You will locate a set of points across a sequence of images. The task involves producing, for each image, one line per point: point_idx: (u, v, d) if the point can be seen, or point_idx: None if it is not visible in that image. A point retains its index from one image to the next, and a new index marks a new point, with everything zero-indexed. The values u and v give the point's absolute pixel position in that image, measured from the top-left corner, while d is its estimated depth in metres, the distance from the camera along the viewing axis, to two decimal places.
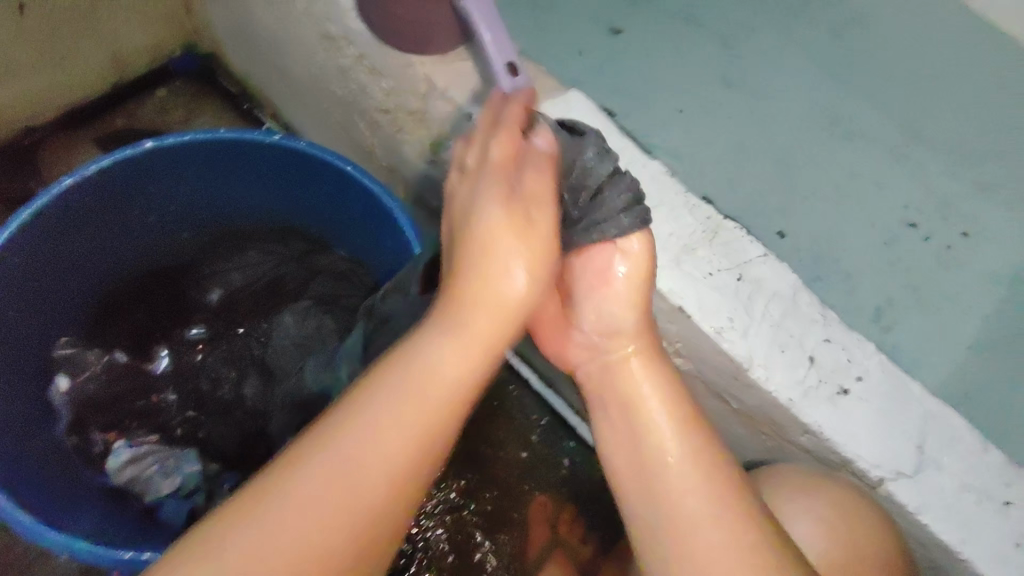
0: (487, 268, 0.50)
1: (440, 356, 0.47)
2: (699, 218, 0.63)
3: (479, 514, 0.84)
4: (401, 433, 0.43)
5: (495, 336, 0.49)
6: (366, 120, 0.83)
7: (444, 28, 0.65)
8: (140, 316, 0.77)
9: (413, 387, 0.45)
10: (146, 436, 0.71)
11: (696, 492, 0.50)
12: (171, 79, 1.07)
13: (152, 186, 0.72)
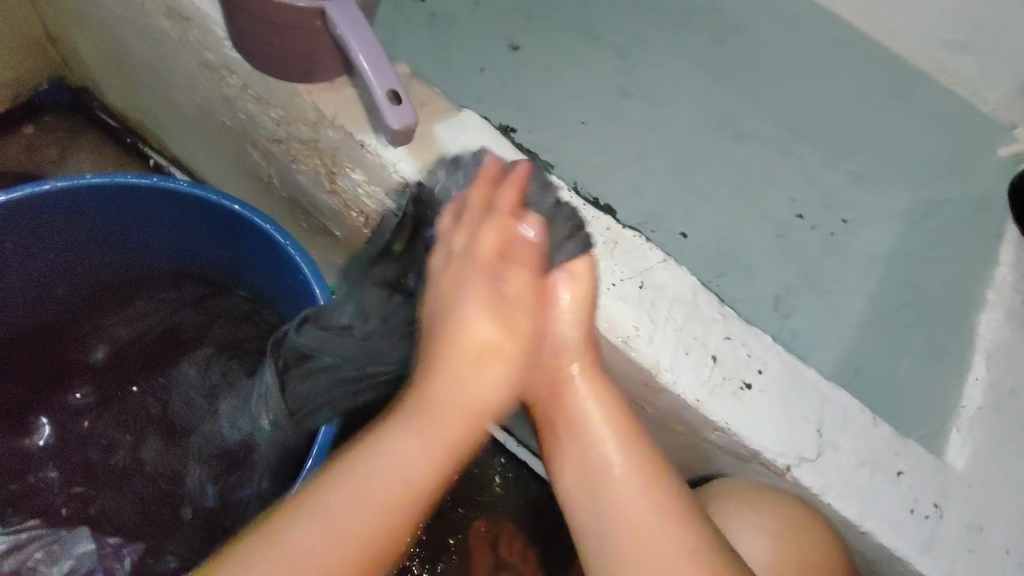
0: (456, 346, 0.53)
1: (409, 450, 0.47)
2: (598, 230, 0.65)
3: (416, 546, 0.81)
4: (364, 520, 0.44)
5: (468, 425, 0.50)
6: (258, 150, 0.80)
7: (326, 55, 0.62)
8: (13, 386, 0.73)
9: (397, 458, 0.47)
10: (26, 521, 0.68)
11: (637, 500, 0.53)
12: (41, 114, 0.99)
13: (11, 244, 0.65)
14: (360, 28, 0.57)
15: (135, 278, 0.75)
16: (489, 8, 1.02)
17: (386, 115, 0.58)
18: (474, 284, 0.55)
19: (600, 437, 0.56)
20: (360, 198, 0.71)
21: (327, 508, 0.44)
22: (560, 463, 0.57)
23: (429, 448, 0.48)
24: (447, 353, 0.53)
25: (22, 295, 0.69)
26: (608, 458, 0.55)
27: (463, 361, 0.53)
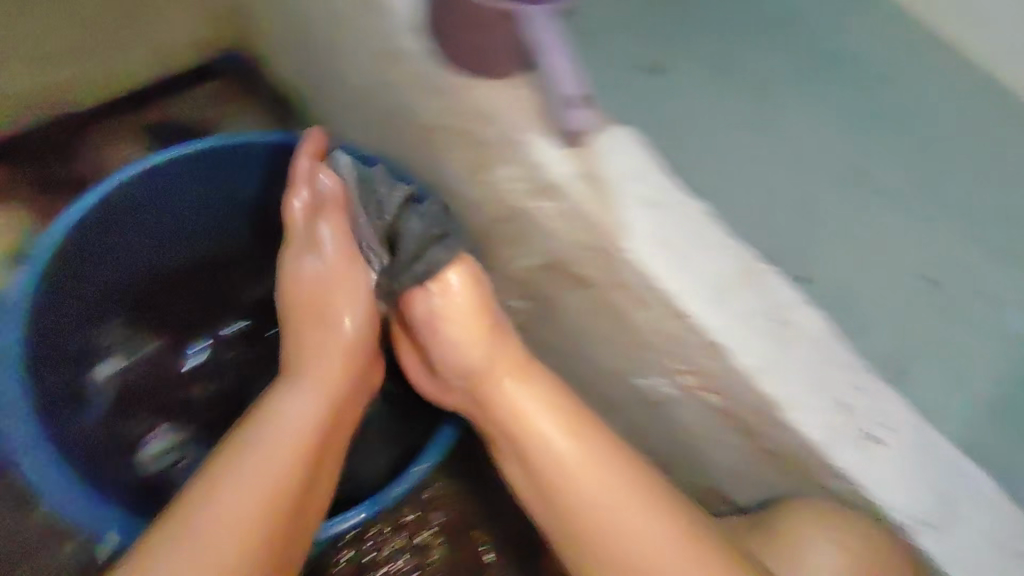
0: (323, 346, 0.67)
1: (301, 407, 0.61)
2: (735, 259, 0.66)
3: (453, 515, 0.90)
4: (262, 480, 0.56)
5: (335, 381, 0.65)
6: (410, 136, 0.84)
7: (506, 52, 0.66)
8: (178, 307, 0.79)
9: (280, 436, 0.58)
10: (182, 428, 0.75)
11: (603, 487, 0.60)
12: (211, 79, 1.04)
13: (212, 183, 0.73)
14: (548, 34, 0.64)
15: (257, 228, 0.79)
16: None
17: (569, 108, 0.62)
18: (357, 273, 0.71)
19: (547, 444, 0.62)
20: (504, 193, 0.73)
21: (228, 498, 0.54)
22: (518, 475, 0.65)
23: (313, 405, 0.62)
24: (318, 351, 0.67)
25: (206, 233, 0.76)
26: (586, 473, 0.60)
27: (332, 348, 0.67)
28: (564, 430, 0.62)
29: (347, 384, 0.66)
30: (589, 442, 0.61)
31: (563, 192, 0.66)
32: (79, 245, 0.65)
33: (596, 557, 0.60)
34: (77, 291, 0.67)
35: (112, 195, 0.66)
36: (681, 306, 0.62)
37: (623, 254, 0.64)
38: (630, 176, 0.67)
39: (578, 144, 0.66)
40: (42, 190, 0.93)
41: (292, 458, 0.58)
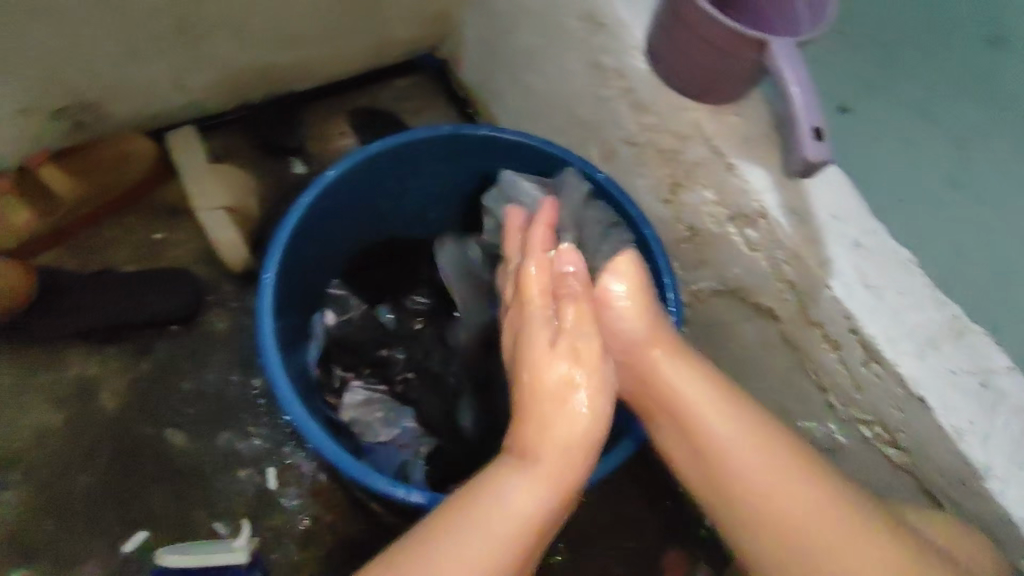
0: (552, 388, 0.50)
1: (523, 497, 0.47)
2: (944, 314, 0.62)
3: (581, 522, 0.88)
4: (506, 547, 0.45)
5: (584, 447, 0.49)
6: (602, 148, 0.85)
7: (737, 79, 0.65)
8: (380, 274, 0.80)
9: (480, 520, 0.46)
10: (376, 384, 0.75)
11: (751, 461, 0.53)
12: (413, 74, 1.09)
13: (438, 165, 0.76)
14: (799, 64, 0.60)
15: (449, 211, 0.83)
16: (838, 62, 0.96)
17: (804, 145, 0.60)
18: (539, 326, 0.52)
19: (705, 417, 0.55)
20: (700, 215, 0.74)
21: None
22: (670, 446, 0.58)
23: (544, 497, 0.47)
24: (530, 395, 0.50)
25: (417, 207, 0.80)
26: (744, 450, 0.53)
27: (535, 383, 0.51)
28: (730, 414, 0.54)
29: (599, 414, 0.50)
30: (734, 411, 0.55)
31: (768, 222, 0.66)
32: (322, 207, 0.70)
33: (744, 525, 0.53)
34: (312, 249, 0.72)
35: (357, 166, 0.70)
36: (883, 356, 0.61)
37: (826, 294, 0.64)
38: (836, 215, 0.65)
39: (809, 176, 0.64)
40: (258, 163, 0.98)
41: (541, 510, 0.47)
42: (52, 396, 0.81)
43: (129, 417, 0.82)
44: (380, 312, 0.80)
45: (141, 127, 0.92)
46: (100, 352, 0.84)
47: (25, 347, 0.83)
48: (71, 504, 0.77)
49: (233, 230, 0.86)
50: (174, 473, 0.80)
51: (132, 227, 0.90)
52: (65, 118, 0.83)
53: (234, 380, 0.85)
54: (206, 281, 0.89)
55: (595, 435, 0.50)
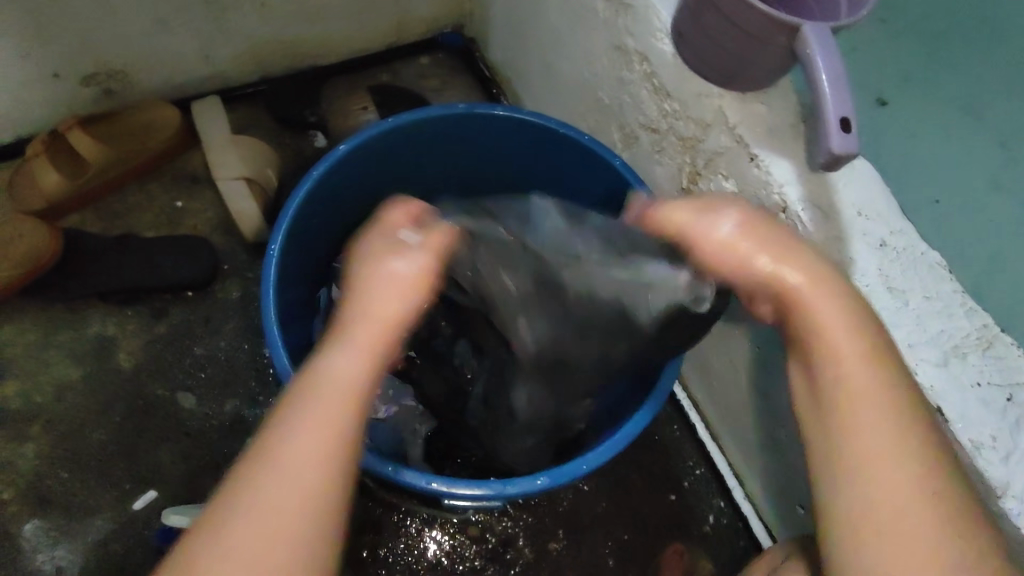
0: (375, 295, 0.48)
1: (339, 366, 0.46)
2: (974, 323, 0.59)
3: (581, 513, 0.87)
4: (301, 473, 0.43)
5: (382, 342, 0.47)
6: (623, 133, 0.83)
7: (765, 66, 0.62)
8: None
9: (310, 398, 0.45)
10: None
11: (890, 457, 0.48)
12: (436, 50, 1.08)
13: (451, 143, 0.76)
14: (831, 50, 0.56)
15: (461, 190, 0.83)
16: (874, 55, 0.93)
17: (830, 138, 0.57)
18: (376, 244, 0.50)
19: (864, 402, 0.49)
20: None
21: (256, 485, 0.43)
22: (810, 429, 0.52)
23: (354, 357, 0.47)
24: (353, 317, 0.48)
25: (429, 185, 0.81)
26: (876, 438, 0.48)
27: (365, 304, 0.48)
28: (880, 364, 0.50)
29: (405, 316, 0.48)
30: (895, 407, 0.49)
31: (789, 216, 0.64)
32: (334, 181, 0.70)
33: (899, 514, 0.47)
34: (323, 221, 0.73)
35: (370, 141, 0.69)
36: (901, 362, 0.58)
37: None
38: (863, 212, 0.61)
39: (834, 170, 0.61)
40: (279, 136, 0.99)
41: (334, 426, 0.45)
42: (71, 354, 0.84)
43: (143, 378, 0.84)
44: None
45: (167, 96, 0.93)
46: (118, 313, 0.86)
47: (48, 305, 0.85)
48: (85, 458, 0.80)
49: (252, 202, 0.87)
50: (183, 434, 0.82)
51: (154, 194, 0.92)
52: (93, 84, 0.86)
53: (245, 348, 0.87)
54: (223, 251, 0.90)
55: (398, 337, 0.48)
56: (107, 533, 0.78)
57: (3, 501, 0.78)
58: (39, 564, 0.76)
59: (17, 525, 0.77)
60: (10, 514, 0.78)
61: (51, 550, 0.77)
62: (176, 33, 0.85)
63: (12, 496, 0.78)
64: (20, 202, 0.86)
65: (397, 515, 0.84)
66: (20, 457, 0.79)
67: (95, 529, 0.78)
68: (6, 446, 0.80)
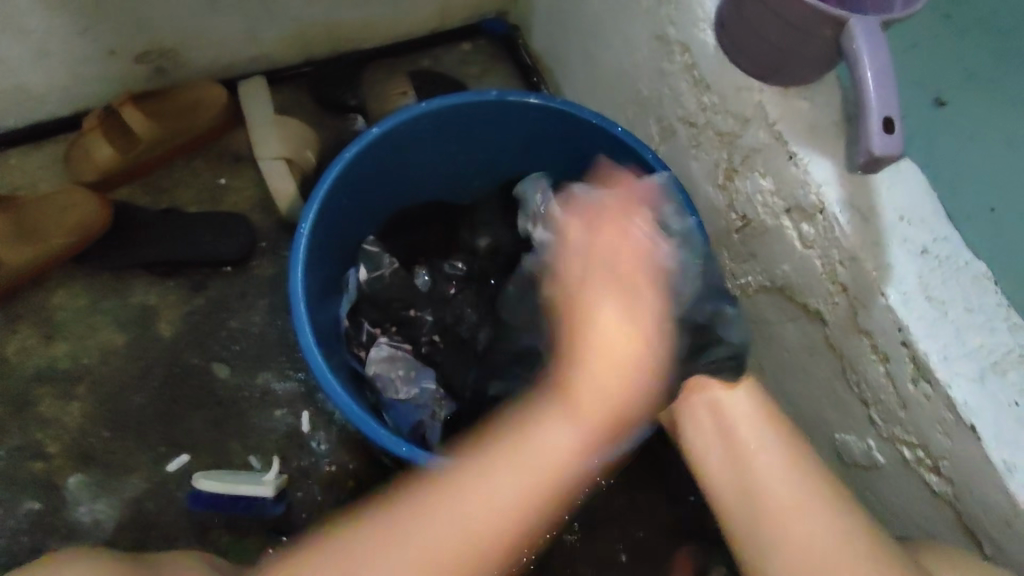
0: (595, 371, 0.48)
1: (561, 436, 0.48)
2: (1019, 339, 0.56)
3: (596, 505, 0.87)
4: (474, 538, 0.45)
5: (607, 417, 0.48)
6: (660, 125, 0.81)
7: (808, 62, 0.59)
8: (418, 236, 0.81)
9: (524, 462, 0.47)
10: (401, 343, 0.77)
11: (784, 481, 0.51)
12: (478, 37, 1.08)
13: (483, 131, 0.76)
14: (880, 46, 0.54)
15: (492, 178, 0.84)
16: (937, 52, 0.88)
17: (871, 138, 0.55)
18: (608, 303, 0.50)
19: (752, 447, 0.54)
20: (754, 205, 0.70)
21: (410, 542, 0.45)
22: (721, 495, 0.54)
23: (577, 436, 0.48)
24: (578, 360, 0.49)
25: (460, 172, 0.82)
26: (780, 478, 0.51)
27: (603, 357, 0.49)
28: (768, 440, 0.54)
29: (634, 390, 0.49)
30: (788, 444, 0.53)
31: (825, 218, 0.61)
32: (365, 164, 0.72)
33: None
34: (353, 203, 0.75)
35: (401, 125, 0.70)
36: (934, 375, 0.56)
37: (879, 301, 0.59)
38: (905, 217, 0.59)
39: (874, 171, 0.58)
40: (320, 117, 1.00)
41: (538, 489, 0.47)
42: (116, 320, 0.88)
43: (181, 346, 0.88)
44: (416, 273, 0.80)
45: (216, 75, 0.96)
46: (161, 284, 0.90)
47: (97, 272, 0.89)
48: (125, 420, 0.84)
49: (291, 181, 0.90)
50: (215, 403, 0.86)
51: (199, 171, 0.95)
52: (147, 63, 0.89)
53: (277, 324, 0.89)
54: (261, 228, 0.93)
55: (620, 410, 0.49)
56: (141, 491, 0.82)
57: (50, 454, 0.83)
58: (80, 515, 0.81)
59: (61, 478, 0.82)
60: (55, 467, 0.82)
61: (91, 503, 0.81)
62: (225, 14, 0.87)
63: (58, 450, 0.83)
64: (75, 172, 0.90)
65: None
66: (67, 415, 0.84)
67: (131, 487, 0.82)
68: (55, 403, 0.84)
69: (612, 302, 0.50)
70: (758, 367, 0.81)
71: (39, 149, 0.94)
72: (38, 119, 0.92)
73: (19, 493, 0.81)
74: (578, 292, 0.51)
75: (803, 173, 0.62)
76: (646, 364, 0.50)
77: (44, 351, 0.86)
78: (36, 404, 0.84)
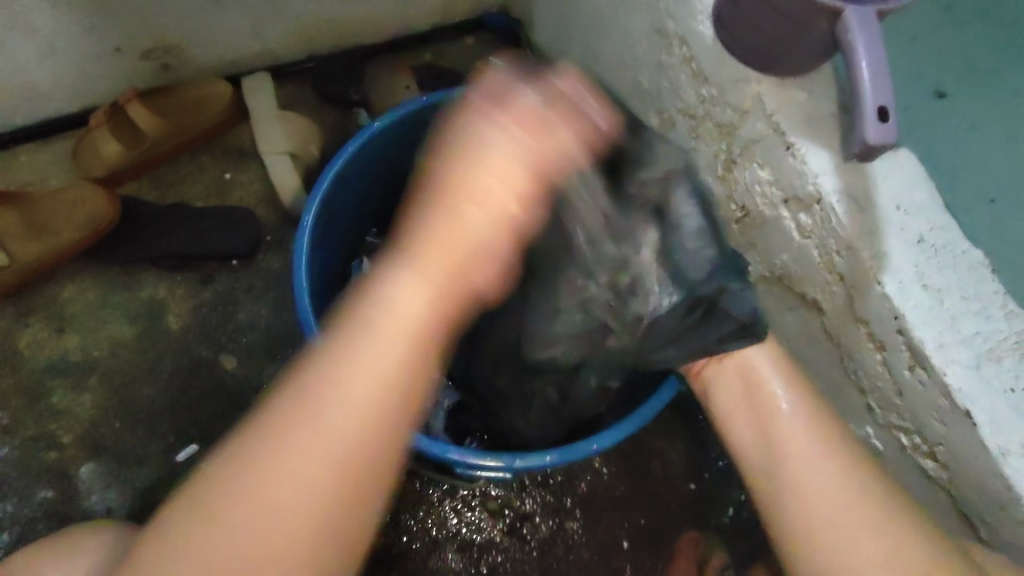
0: (447, 229, 0.44)
1: (407, 293, 0.43)
2: (1015, 327, 0.56)
3: (599, 494, 0.88)
4: (332, 439, 0.39)
5: (452, 266, 0.44)
6: (661, 118, 0.82)
7: (804, 52, 0.60)
8: None
9: (365, 333, 0.41)
10: None
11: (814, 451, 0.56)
12: (480, 31, 1.09)
13: None
14: (873, 36, 0.55)
15: None
16: (937, 42, 0.88)
17: (866, 127, 0.55)
18: (453, 161, 0.46)
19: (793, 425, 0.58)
20: (753, 194, 0.70)
21: (263, 480, 0.39)
22: (752, 463, 0.59)
23: (423, 286, 0.43)
24: (420, 231, 0.45)
25: None
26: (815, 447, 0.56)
27: (450, 222, 0.44)
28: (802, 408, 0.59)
29: (498, 249, 0.45)
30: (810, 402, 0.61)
31: (822, 208, 0.62)
32: (369, 157, 0.73)
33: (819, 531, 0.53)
34: (357, 195, 0.76)
35: (405, 119, 0.71)
36: (930, 362, 0.57)
37: (876, 290, 0.59)
38: (902, 206, 0.59)
39: (871, 160, 0.59)
40: (324, 113, 1.01)
41: (386, 377, 0.41)
42: (125, 313, 0.89)
43: (189, 339, 0.89)
44: None
45: (221, 71, 0.97)
46: (169, 277, 0.91)
47: (106, 266, 0.91)
48: (135, 411, 0.86)
49: (295, 175, 0.91)
50: (223, 394, 0.87)
51: (205, 165, 0.97)
52: (152, 59, 0.90)
53: (284, 317, 0.91)
54: (266, 222, 0.94)
55: (494, 258, 0.45)
56: (152, 481, 0.84)
57: (63, 445, 0.84)
58: (93, 505, 0.83)
59: (74, 468, 0.84)
60: (67, 457, 0.84)
61: (103, 492, 0.83)
62: (230, 10, 0.88)
63: (71, 441, 0.84)
64: (83, 168, 0.91)
65: (419, 484, 0.85)
66: (79, 405, 0.86)
67: (142, 477, 0.84)
68: (67, 395, 0.86)
69: (496, 136, 0.46)
70: None
71: (47, 145, 0.95)
72: (47, 116, 0.93)
73: (34, 482, 0.83)
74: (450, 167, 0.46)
75: (801, 163, 0.62)
76: (502, 236, 0.45)
77: (55, 344, 0.88)
78: (49, 396, 0.86)
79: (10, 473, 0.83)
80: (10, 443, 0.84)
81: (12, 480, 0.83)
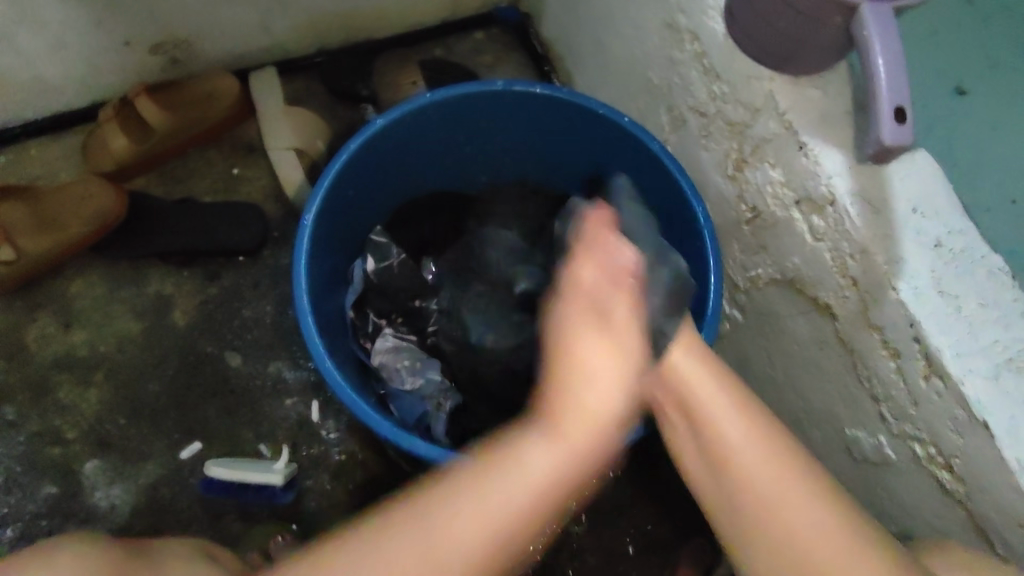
0: (585, 382, 0.48)
1: (541, 455, 0.47)
2: None
3: (604, 497, 0.87)
4: (454, 550, 0.45)
5: (592, 442, 0.47)
6: (671, 115, 0.80)
7: (821, 50, 0.58)
8: (425, 230, 0.82)
9: (502, 475, 0.46)
10: (407, 334, 0.79)
11: (768, 464, 0.49)
12: (490, 26, 1.07)
13: (489, 121, 0.76)
14: (890, 34, 0.53)
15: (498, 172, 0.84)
16: (961, 37, 0.85)
17: (881, 127, 0.54)
18: (584, 269, 0.51)
19: (729, 434, 0.51)
20: (765, 196, 0.68)
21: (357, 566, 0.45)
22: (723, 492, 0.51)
23: (555, 453, 0.46)
24: (561, 364, 0.49)
25: (466, 164, 0.82)
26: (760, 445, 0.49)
27: (573, 364, 0.48)
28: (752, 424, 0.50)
29: (607, 441, 0.48)
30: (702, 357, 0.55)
31: (835, 210, 0.60)
32: (370, 155, 0.72)
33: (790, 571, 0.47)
34: (358, 193, 0.75)
35: (406, 117, 0.70)
36: (948, 371, 0.55)
37: (890, 296, 0.58)
38: (918, 209, 0.57)
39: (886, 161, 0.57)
40: (331, 108, 1.01)
41: (509, 527, 0.46)
42: (131, 309, 0.90)
43: (195, 336, 0.89)
44: (423, 265, 0.82)
45: (228, 66, 0.97)
46: (175, 274, 0.91)
47: (114, 263, 0.91)
48: (139, 408, 0.86)
49: (301, 171, 0.91)
50: (227, 391, 0.87)
51: (212, 161, 0.97)
52: (160, 54, 0.90)
53: (288, 314, 0.91)
54: (272, 220, 0.94)
55: (606, 439, 0.48)
56: (157, 477, 0.84)
57: (68, 440, 0.85)
58: (97, 500, 0.83)
59: (79, 463, 0.84)
60: (73, 453, 0.84)
61: (108, 488, 0.84)
62: (238, 6, 0.87)
63: (76, 436, 0.85)
64: (91, 164, 0.92)
65: None
66: (85, 402, 0.86)
67: (146, 473, 0.84)
68: (73, 390, 0.86)
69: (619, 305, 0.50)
70: (768, 361, 0.80)
71: (56, 141, 0.95)
72: (56, 112, 0.94)
73: (39, 477, 0.84)
74: (562, 314, 0.50)
75: (812, 164, 0.60)
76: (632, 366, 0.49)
77: (62, 339, 0.88)
78: (55, 391, 0.86)
79: (16, 467, 0.84)
80: (18, 437, 0.85)
81: (17, 475, 0.84)
